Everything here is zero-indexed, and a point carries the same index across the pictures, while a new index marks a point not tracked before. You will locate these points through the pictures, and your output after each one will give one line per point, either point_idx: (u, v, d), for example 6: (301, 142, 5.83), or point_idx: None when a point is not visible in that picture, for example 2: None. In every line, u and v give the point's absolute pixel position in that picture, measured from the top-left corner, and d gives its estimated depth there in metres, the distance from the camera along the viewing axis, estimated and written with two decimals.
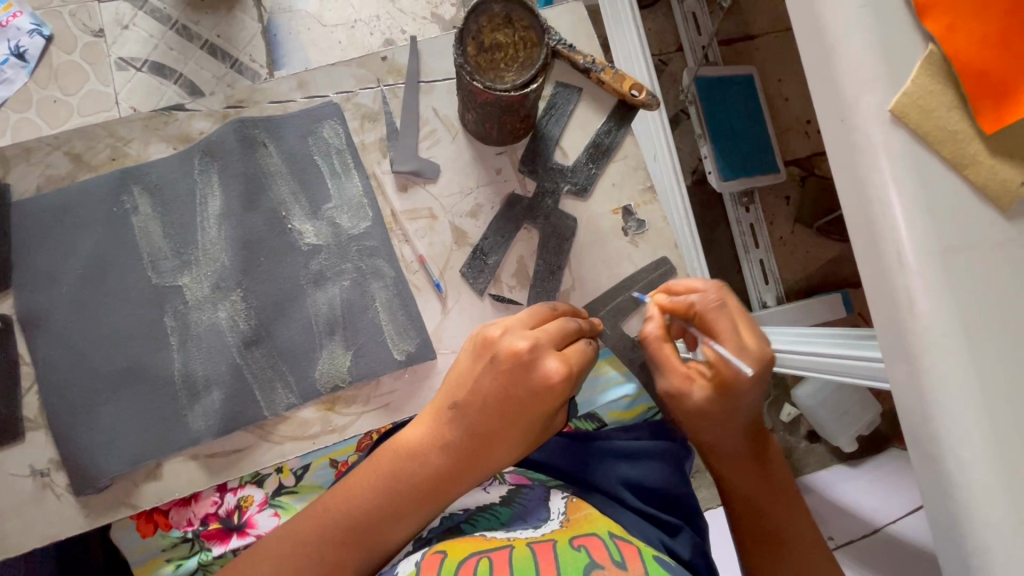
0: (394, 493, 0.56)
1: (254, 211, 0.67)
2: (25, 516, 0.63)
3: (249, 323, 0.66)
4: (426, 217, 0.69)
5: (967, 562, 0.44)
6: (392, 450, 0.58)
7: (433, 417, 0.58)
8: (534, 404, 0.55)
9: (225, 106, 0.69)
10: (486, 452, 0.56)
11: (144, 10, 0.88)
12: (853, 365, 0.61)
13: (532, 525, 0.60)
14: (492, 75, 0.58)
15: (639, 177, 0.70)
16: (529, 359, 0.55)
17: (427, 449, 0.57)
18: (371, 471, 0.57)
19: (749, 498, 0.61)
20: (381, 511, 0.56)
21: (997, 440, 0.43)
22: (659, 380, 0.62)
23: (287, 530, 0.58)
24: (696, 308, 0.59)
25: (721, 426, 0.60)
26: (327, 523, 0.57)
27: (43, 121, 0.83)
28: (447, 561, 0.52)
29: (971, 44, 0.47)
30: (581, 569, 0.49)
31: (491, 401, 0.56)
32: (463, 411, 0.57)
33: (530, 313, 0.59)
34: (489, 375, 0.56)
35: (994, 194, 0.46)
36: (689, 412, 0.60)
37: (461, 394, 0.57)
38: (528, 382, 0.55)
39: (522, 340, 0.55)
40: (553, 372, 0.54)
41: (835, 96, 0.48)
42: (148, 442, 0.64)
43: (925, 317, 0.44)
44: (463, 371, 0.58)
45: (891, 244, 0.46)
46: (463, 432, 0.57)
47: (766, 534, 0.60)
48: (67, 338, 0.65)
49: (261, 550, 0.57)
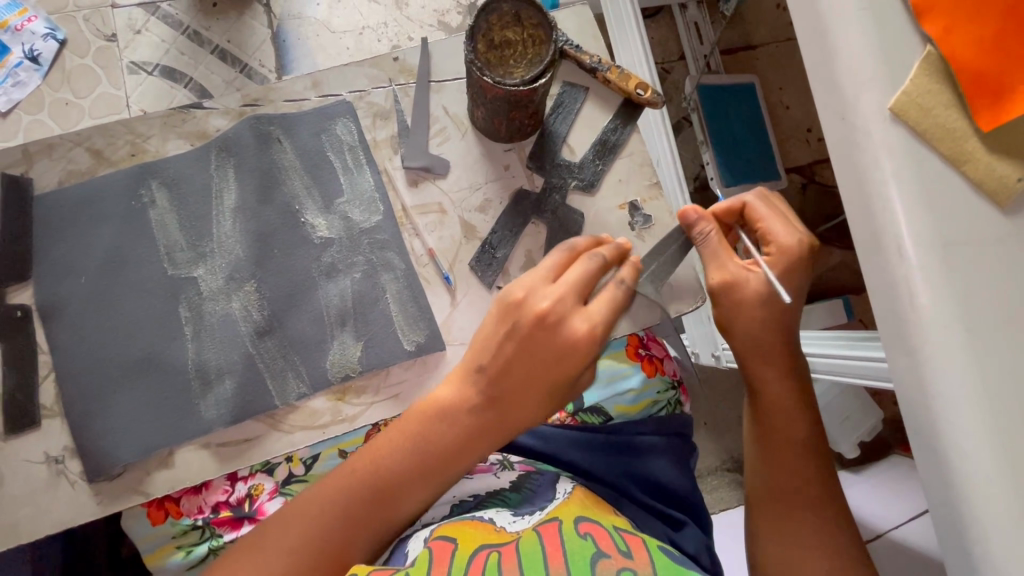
0: (423, 452, 0.58)
1: (268, 204, 0.69)
2: (38, 503, 0.64)
3: (263, 313, 0.67)
4: (436, 211, 0.71)
5: (969, 553, 0.45)
6: (419, 411, 0.59)
7: (460, 377, 0.59)
8: (561, 365, 0.56)
9: (241, 104, 0.71)
10: (514, 411, 0.57)
11: (157, 15, 0.85)
12: (875, 368, 0.62)
13: (539, 506, 0.61)
14: (502, 70, 0.61)
15: (645, 174, 0.72)
16: (555, 320, 0.56)
17: (455, 410, 0.58)
18: (399, 432, 0.58)
19: (782, 413, 0.64)
20: (410, 471, 0.58)
21: (995, 431, 0.44)
22: (710, 275, 0.62)
23: (312, 493, 0.59)
24: (752, 210, 0.62)
25: (772, 309, 0.61)
26: (355, 485, 0.58)
27: (57, 126, 0.79)
28: (457, 553, 0.52)
29: (969, 45, 0.48)
30: (588, 563, 0.51)
31: (517, 364, 0.56)
32: (489, 374, 0.57)
33: (554, 259, 0.59)
34: (515, 338, 0.56)
35: (990, 189, 0.48)
36: (745, 298, 0.60)
37: (487, 356, 0.57)
38: (553, 342, 0.56)
39: (546, 300, 0.56)
40: (577, 328, 0.56)
41: (835, 95, 0.49)
42: (161, 431, 0.65)
43: (924, 309, 0.46)
44: (487, 333, 0.58)
45: (892, 239, 0.47)
46: (489, 393, 0.57)
47: (791, 442, 0.64)
48: (83, 328, 0.66)
49: (287, 515, 0.58)
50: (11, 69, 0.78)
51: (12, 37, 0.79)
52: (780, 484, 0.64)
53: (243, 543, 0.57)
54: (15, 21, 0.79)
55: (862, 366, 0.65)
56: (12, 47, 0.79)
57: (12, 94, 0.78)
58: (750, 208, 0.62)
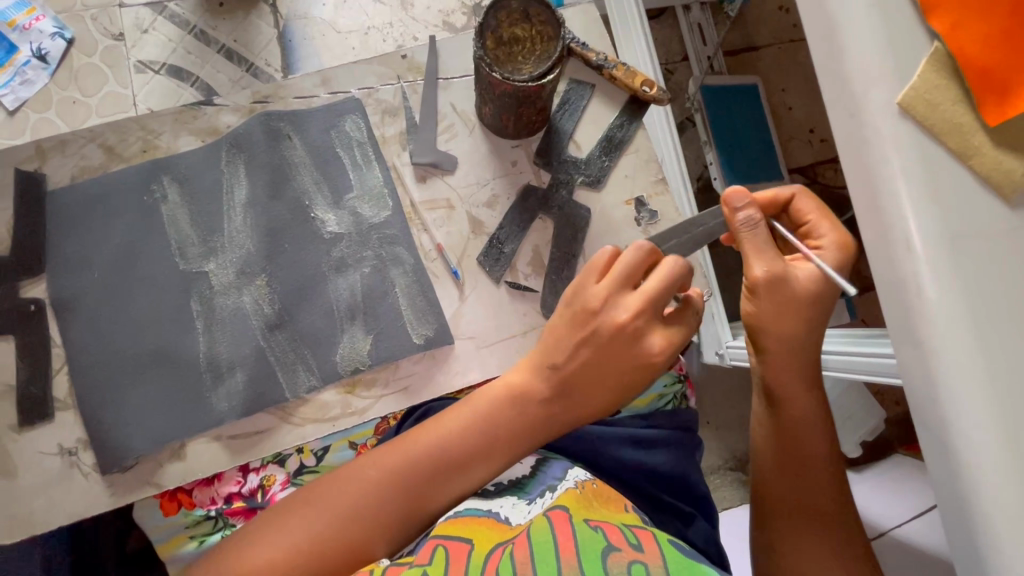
0: (490, 440, 0.59)
1: (279, 200, 0.70)
2: (52, 494, 0.65)
3: (273, 307, 0.68)
4: (444, 206, 0.71)
5: (976, 539, 0.46)
6: (490, 399, 0.60)
7: (531, 369, 0.60)
8: (631, 376, 0.58)
9: (252, 101, 0.72)
10: (582, 407, 0.60)
11: (164, 15, 0.85)
12: (882, 363, 0.63)
13: (551, 488, 0.63)
14: (510, 67, 0.61)
15: (651, 170, 0.73)
16: (631, 334, 0.57)
17: (526, 402, 0.60)
18: (465, 417, 0.60)
19: (807, 428, 0.63)
20: (472, 454, 0.59)
21: (1003, 419, 0.45)
22: (754, 264, 0.56)
23: (365, 462, 0.59)
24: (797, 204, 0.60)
25: (812, 311, 0.58)
26: (416, 463, 0.58)
27: (63, 122, 0.80)
28: (474, 553, 0.53)
29: (976, 41, 0.49)
30: (599, 555, 0.52)
31: (592, 366, 0.58)
32: (563, 372, 0.59)
33: (637, 256, 0.56)
34: (591, 342, 0.58)
35: (997, 183, 0.48)
36: (792, 295, 0.57)
37: (562, 355, 0.59)
38: (629, 353, 0.58)
39: (624, 314, 0.57)
40: (655, 347, 0.57)
41: (843, 90, 0.50)
42: (174, 423, 0.66)
43: (931, 301, 0.46)
44: (563, 332, 0.59)
45: (900, 232, 0.48)
46: (560, 390, 0.59)
47: (804, 455, 0.63)
48: (97, 322, 0.67)
49: (339, 480, 0.58)
50: (19, 68, 0.78)
51: (20, 35, 0.79)
52: (796, 498, 0.63)
53: (286, 505, 0.58)
54: (23, 20, 0.79)
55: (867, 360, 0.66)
56: (20, 47, 0.79)
57: (19, 93, 0.78)
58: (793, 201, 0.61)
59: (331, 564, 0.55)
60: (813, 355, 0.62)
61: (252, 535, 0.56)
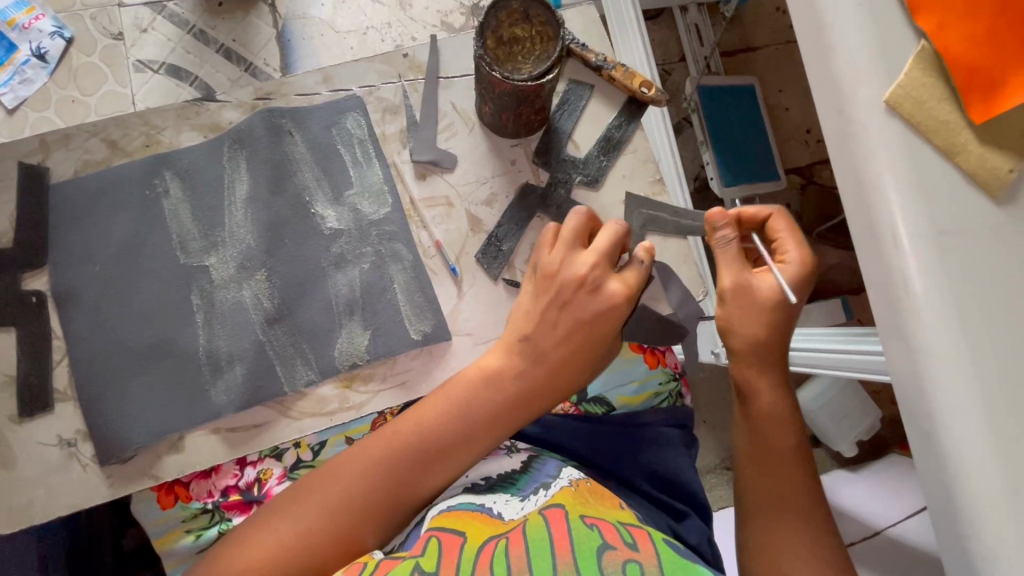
0: (467, 415, 0.60)
1: (280, 195, 0.71)
2: (51, 485, 0.65)
3: (273, 301, 0.69)
4: (444, 204, 0.72)
5: (961, 531, 0.47)
6: (465, 379, 0.61)
7: (504, 347, 0.61)
8: (599, 327, 0.60)
9: (254, 98, 0.72)
10: (557, 375, 0.60)
11: (163, 14, 0.85)
12: (873, 361, 0.63)
13: (544, 486, 0.63)
14: (510, 66, 0.62)
15: (648, 170, 0.73)
16: (593, 284, 0.59)
17: (501, 377, 0.60)
18: (443, 398, 0.61)
19: (771, 427, 0.61)
20: (454, 436, 0.59)
21: (989, 415, 0.46)
22: (723, 276, 0.60)
23: (350, 453, 0.60)
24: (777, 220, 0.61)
25: (777, 323, 0.59)
26: (398, 447, 0.59)
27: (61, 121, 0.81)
28: (467, 546, 0.54)
29: (962, 40, 0.50)
30: (594, 552, 0.52)
31: (563, 330, 0.60)
32: (534, 342, 0.60)
33: (574, 224, 0.60)
34: (557, 304, 0.59)
35: (983, 180, 0.49)
36: (752, 305, 0.59)
37: (531, 327, 0.60)
38: (594, 303, 0.59)
39: (585, 265, 0.59)
40: (615, 292, 0.59)
41: (833, 89, 0.51)
42: (172, 415, 0.67)
43: (920, 298, 0.47)
44: (530, 305, 0.61)
45: (888, 228, 0.48)
46: (535, 361, 0.60)
47: (779, 453, 0.61)
48: (98, 314, 0.68)
49: (325, 472, 0.59)
50: (19, 66, 0.79)
51: (20, 35, 0.80)
52: (761, 502, 0.61)
53: (276, 503, 0.58)
54: (23, 19, 0.80)
55: (859, 359, 0.67)
56: (20, 46, 0.80)
57: (19, 91, 0.80)
58: (771, 221, 0.61)
59: (319, 555, 0.56)
60: (778, 357, 0.61)
61: (234, 539, 0.57)
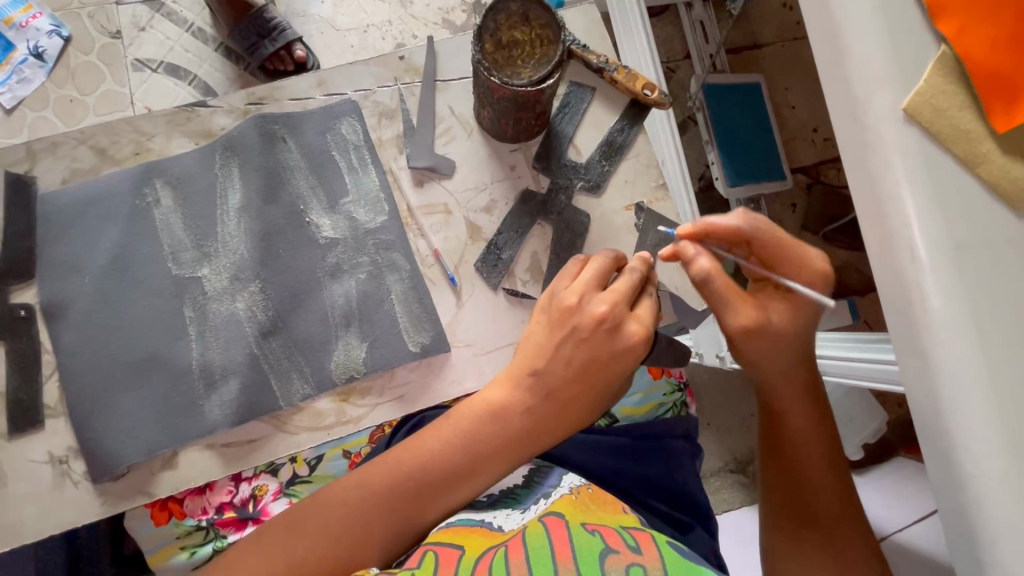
0: (473, 451, 0.58)
1: (273, 204, 0.69)
2: (40, 503, 0.64)
3: (267, 314, 0.67)
4: (442, 211, 0.70)
5: (980, 557, 0.44)
6: (472, 412, 0.59)
7: (512, 380, 0.59)
8: (614, 369, 0.58)
9: (246, 103, 0.70)
10: (567, 412, 0.58)
11: (161, 12, 0.83)
12: (885, 372, 0.62)
13: (545, 496, 0.61)
14: (509, 71, 0.60)
15: (652, 175, 0.71)
16: (612, 325, 0.56)
17: (510, 413, 0.58)
18: (447, 432, 0.59)
19: (789, 453, 0.60)
20: (458, 470, 0.58)
21: (1009, 433, 0.44)
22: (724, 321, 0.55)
23: (346, 485, 0.58)
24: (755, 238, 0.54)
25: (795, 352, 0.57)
26: (402, 481, 0.57)
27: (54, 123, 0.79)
28: (465, 558, 0.52)
29: (983, 45, 0.48)
30: (596, 557, 0.51)
31: (575, 365, 0.57)
32: (544, 378, 0.58)
33: (598, 263, 0.58)
34: (572, 342, 0.57)
35: (1005, 191, 0.47)
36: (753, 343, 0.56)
37: (542, 362, 0.58)
38: (610, 344, 0.57)
39: (602, 305, 0.56)
40: (633, 334, 0.56)
41: (846, 96, 0.49)
42: (165, 431, 0.65)
43: (936, 312, 0.45)
44: (542, 338, 0.58)
45: (904, 240, 0.46)
46: (545, 396, 0.58)
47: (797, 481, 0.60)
48: (88, 327, 0.66)
49: (319, 501, 0.57)
50: (17, 65, 0.76)
51: (17, 33, 0.78)
52: (802, 512, 0.60)
53: (269, 526, 0.57)
54: (21, 18, 0.78)
55: (870, 369, 0.65)
56: (18, 45, 0.77)
57: (17, 90, 0.77)
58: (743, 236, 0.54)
59: None
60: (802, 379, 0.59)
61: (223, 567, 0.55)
